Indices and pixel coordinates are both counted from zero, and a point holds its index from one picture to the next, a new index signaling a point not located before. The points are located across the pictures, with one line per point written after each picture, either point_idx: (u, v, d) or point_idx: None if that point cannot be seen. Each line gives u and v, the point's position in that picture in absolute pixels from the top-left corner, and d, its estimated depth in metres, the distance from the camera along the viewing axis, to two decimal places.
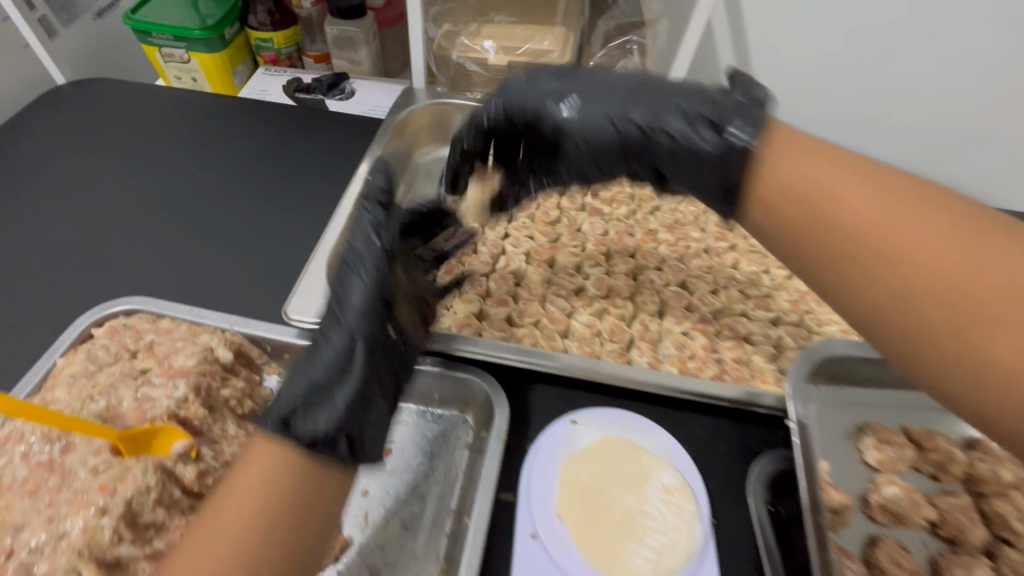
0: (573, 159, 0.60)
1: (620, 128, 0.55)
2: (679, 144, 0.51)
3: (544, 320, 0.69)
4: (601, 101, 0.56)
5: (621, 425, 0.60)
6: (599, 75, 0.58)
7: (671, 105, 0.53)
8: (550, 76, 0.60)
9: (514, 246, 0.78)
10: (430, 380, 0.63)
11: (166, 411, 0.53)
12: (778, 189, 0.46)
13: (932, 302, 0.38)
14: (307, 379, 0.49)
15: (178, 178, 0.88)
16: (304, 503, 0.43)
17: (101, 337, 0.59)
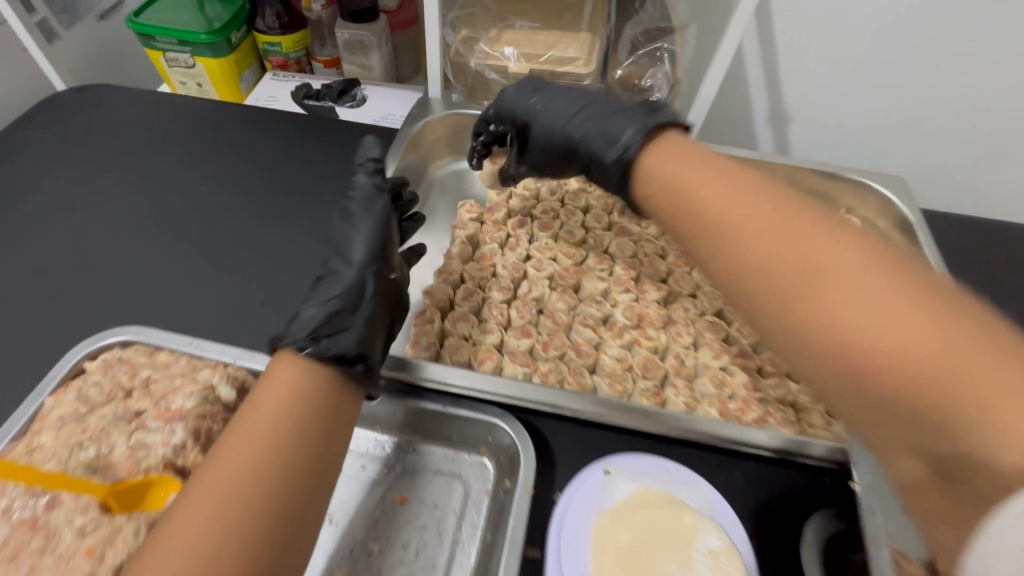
0: (535, 158, 0.69)
1: (563, 137, 0.64)
2: (601, 149, 0.59)
3: (571, 353, 0.64)
4: (556, 113, 0.65)
5: (659, 476, 0.54)
6: (559, 90, 0.67)
7: (604, 121, 0.60)
8: (523, 90, 0.69)
9: (536, 269, 0.72)
10: (449, 421, 0.58)
11: (162, 460, 0.49)
12: (662, 185, 0.49)
13: (779, 296, 0.38)
14: (320, 306, 0.54)
15: (180, 193, 0.83)
16: (321, 415, 0.47)
17: (94, 373, 0.55)
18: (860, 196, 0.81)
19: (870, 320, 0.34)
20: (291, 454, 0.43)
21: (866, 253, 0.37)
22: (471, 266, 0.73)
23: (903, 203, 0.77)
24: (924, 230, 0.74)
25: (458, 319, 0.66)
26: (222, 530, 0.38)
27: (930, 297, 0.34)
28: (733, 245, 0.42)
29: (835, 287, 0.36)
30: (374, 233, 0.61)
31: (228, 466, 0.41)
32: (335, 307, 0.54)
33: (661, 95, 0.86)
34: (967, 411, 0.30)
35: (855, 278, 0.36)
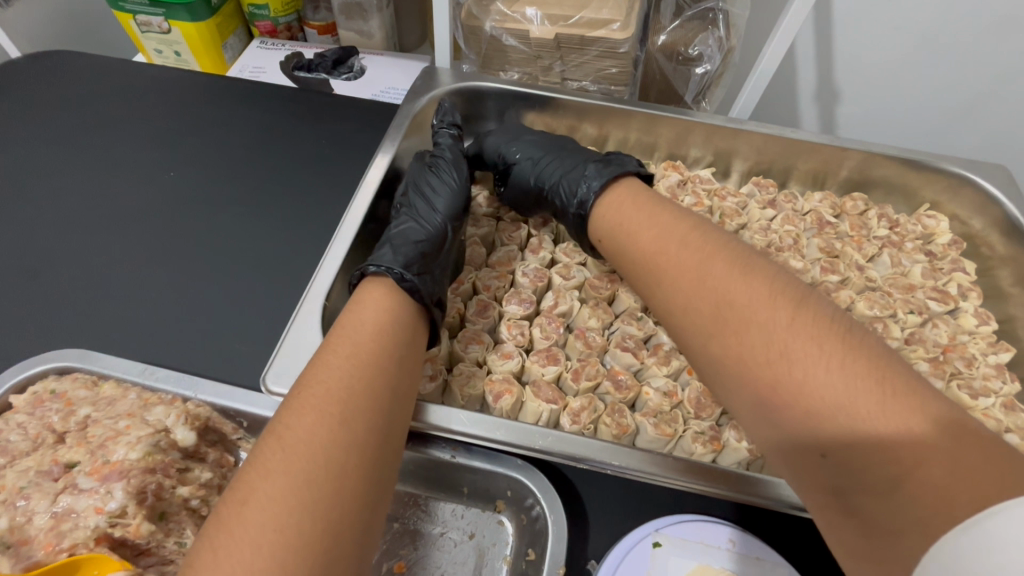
0: (511, 191, 0.67)
1: (540, 180, 0.63)
2: (569, 194, 0.61)
3: (607, 385, 0.53)
4: (536, 152, 0.66)
5: (723, 550, 0.43)
6: (530, 134, 0.68)
7: (581, 170, 0.62)
8: (504, 130, 0.70)
9: (563, 277, 0.60)
10: (461, 473, 0.47)
11: (94, 532, 0.39)
12: (614, 234, 0.56)
13: (706, 333, 0.45)
14: (408, 245, 0.55)
15: (135, 165, 0.67)
16: (401, 370, 0.45)
17: (20, 411, 0.44)
18: (952, 188, 0.67)
19: (778, 358, 0.40)
20: (392, 379, 0.44)
21: (780, 294, 0.43)
22: (485, 272, 0.61)
23: (1009, 199, 0.63)
24: None
25: (470, 340, 0.55)
26: (340, 444, 0.38)
27: (830, 332, 0.39)
28: (665, 284, 0.50)
29: (748, 323, 0.42)
30: (455, 190, 0.62)
31: (332, 386, 0.41)
32: (425, 249, 0.55)
33: (711, 66, 0.73)
34: (846, 429, 0.35)
35: (764, 317, 0.42)
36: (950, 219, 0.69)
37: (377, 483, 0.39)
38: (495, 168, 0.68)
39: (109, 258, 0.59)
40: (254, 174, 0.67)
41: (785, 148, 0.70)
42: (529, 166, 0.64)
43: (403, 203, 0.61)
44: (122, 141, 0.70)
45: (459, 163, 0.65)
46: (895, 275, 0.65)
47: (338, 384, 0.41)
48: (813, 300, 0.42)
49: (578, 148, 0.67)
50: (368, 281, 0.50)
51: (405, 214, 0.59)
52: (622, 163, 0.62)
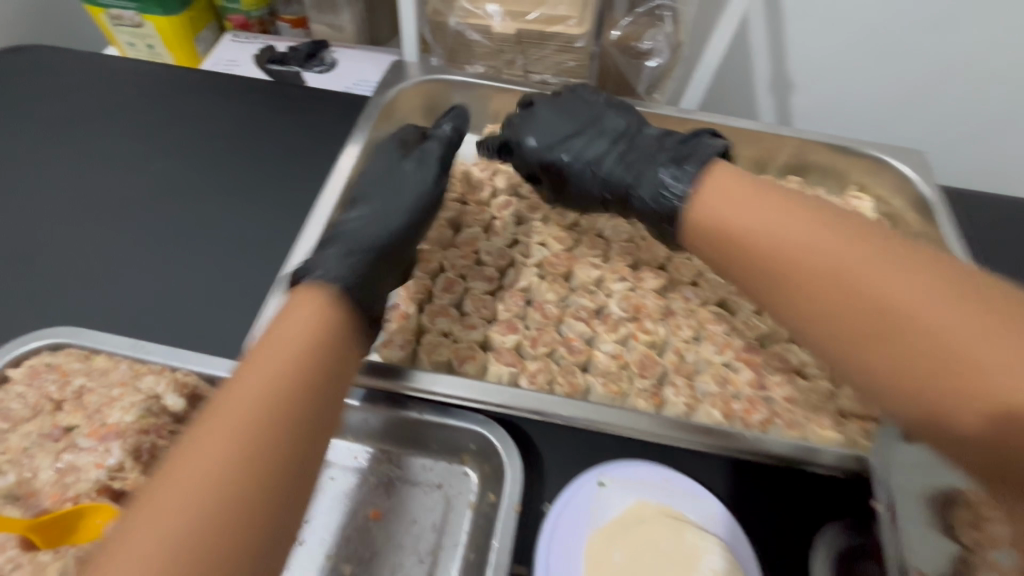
0: (582, 194, 0.63)
1: (611, 189, 0.60)
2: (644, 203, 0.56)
3: (562, 350, 0.58)
4: (593, 154, 0.60)
5: (659, 487, 0.49)
6: (579, 131, 0.62)
7: (654, 169, 0.56)
8: (532, 120, 0.63)
9: (523, 255, 0.65)
10: (429, 430, 0.53)
11: (95, 485, 0.43)
12: (721, 240, 0.47)
13: (868, 342, 0.38)
14: (357, 253, 0.50)
15: (116, 157, 0.70)
16: (320, 397, 0.40)
17: (19, 382, 0.48)
18: (874, 171, 0.75)
19: (973, 372, 0.34)
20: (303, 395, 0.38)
21: (945, 283, 0.37)
22: (452, 252, 0.64)
23: (921, 179, 0.71)
24: (943, 213, 0.69)
25: (437, 313, 0.60)
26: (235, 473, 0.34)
27: (1008, 321, 0.35)
28: (802, 291, 0.42)
29: (917, 327, 0.36)
30: (422, 190, 0.58)
31: (234, 404, 0.36)
32: (372, 256, 0.51)
33: (661, 60, 0.79)
34: None
35: (932, 319, 0.36)
36: (875, 199, 0.77)
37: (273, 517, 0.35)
38: (551, 171, 0.63)
39: (97, 247, 0.62)
40: (232, 163, 0.70)
41: (728, 136, 0.77)
42: (597, 176, 0.61)
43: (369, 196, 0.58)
44: (102, 134, 0.72)
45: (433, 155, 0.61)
46: None
47: (247, 409, 0.36)
48: (972, 281, 0.37)
49: (640, 138, 0.61)
50: (301, 289, 0.46)
51: (368, 204, 0.57)
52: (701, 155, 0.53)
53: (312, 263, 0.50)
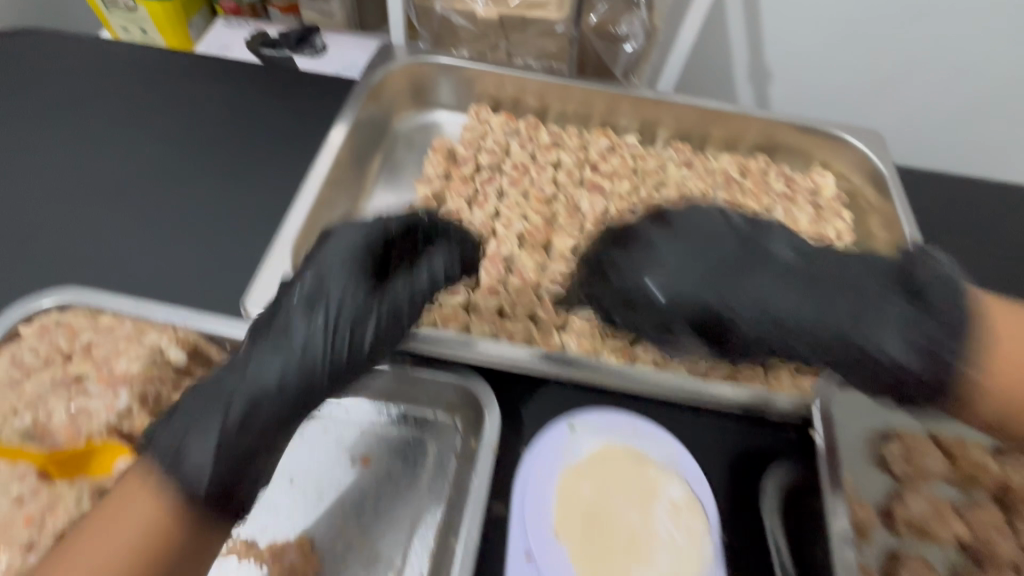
0: (743, 348, 0.47)
1: (837, 347, 0.44)
2: (911, 369, 0.43)
3: (540, 313, 0.63)
4: (781, 293, 0.45)
5: (626, 429, 0.54)
6: (733, 268, 0.46)
7: (890, 323, 0.44)
8: (652, 257, 0.47)
9: (505, 227, 0.69)
10: (413, 382, 0.56)
11: (106, 426, 0.47)
12: (1005, 395, 0.40)
13: None
14: (230, 427, 0.42)
15: (112, 134, 0.73)
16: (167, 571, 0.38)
17: (29, 337, 0.51)
18: (837, 149, 0.80)
19: None
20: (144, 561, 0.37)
21: None
22: None
23: (878, 157, 0.76)
24: (897, 185, 0.74)
25: None
26: None
27: None
28: None
29: None
30: (326, 329, 0.46)
31: None
32: (233, 453, 0.42)
33: (636, 44, 0.83)
34: None
35: None
36: (837, 177, 0.82)
37: None
38: (703, 324, 0.46)
39: (95, 216, 0.65)
40: (226, 140, 0.74)
41: (700, 116, 0.81)
42: (771, 318, 0.45)
43: (267, 328, 0.46)
44: (99, 113, 0.75)
45: (358, 276, 0.48)
46: (788, 222, 0.74)
47: None
48: None
49: (822, 260, 0.47)
50: (132, 475, 0.40)
51: (313, 327, 0.45)
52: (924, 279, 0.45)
53: (178, 441, 0.42)
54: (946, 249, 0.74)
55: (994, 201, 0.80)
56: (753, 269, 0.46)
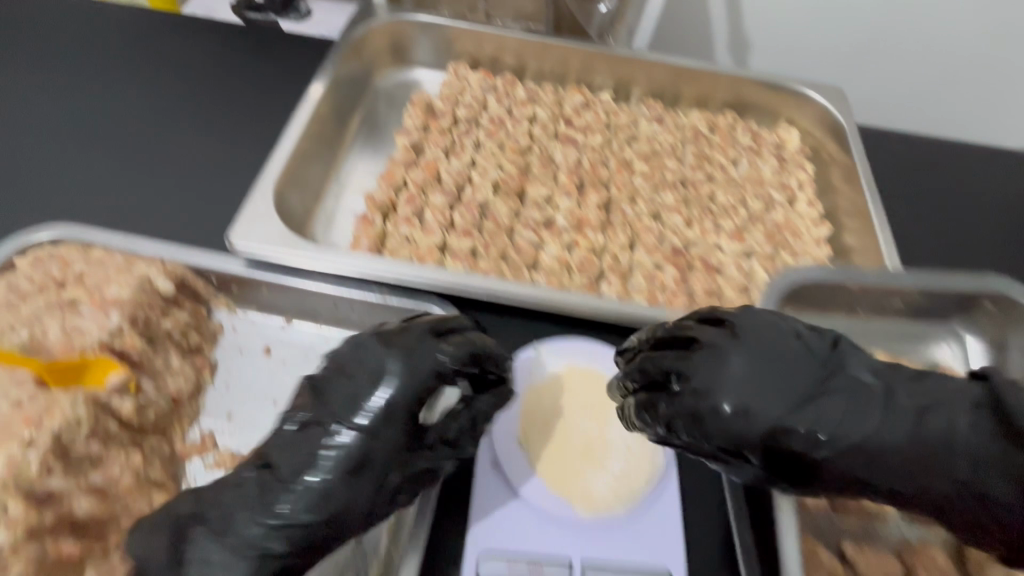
0: (835, 484, 0.40)
1: (926, 480, 0.39)
2: (1018, 508, 0.37)
3: (511, 253, 0.66)
4: (867, 423, 0.40)
5: (587, 354, 0.58)
6: (816, 391, 0.41)
7: (982, 462, 0.38)
8: (723, 374, 0.42)
9: (480, 175, 0.72)
10: (385, 312, 0.58)
11: (98, 342, 0.50)
12: None
13: None
14: (276, 538, 0.40)
15: (98, 87, 0.75)
16: None
17: (24, 267, 0.54)
18: (799, 105, 0.83)
19: None
20: None
21: None
22: (414, 171, 0.71)
23: (840, 111, 0.80)
24: (852, 132, 0.78)
25: (400, 221, 0.66)
26: None
27: None
28: None
29: None
30: (381, 442, 0.43)
31: None
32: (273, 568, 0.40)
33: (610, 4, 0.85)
34: None
35: None
36: (803, 133, 0.85)
37: None
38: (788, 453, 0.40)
39: (83, 162, 0.67)
40: (211, 93, 0.76)
41: (671, 74, 0.84)
42: (861, 454, 0.40)
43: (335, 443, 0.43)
44: (86, 68, 0.77)
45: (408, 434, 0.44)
46: (752, 173, 0.78)
47: None
48: None
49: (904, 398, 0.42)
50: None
51: (370, 478, 0.43)
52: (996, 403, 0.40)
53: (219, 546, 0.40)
54: (900, 201, 0.78)
55: (952, 154, 0.84)
56: (834, 391, 0.42)
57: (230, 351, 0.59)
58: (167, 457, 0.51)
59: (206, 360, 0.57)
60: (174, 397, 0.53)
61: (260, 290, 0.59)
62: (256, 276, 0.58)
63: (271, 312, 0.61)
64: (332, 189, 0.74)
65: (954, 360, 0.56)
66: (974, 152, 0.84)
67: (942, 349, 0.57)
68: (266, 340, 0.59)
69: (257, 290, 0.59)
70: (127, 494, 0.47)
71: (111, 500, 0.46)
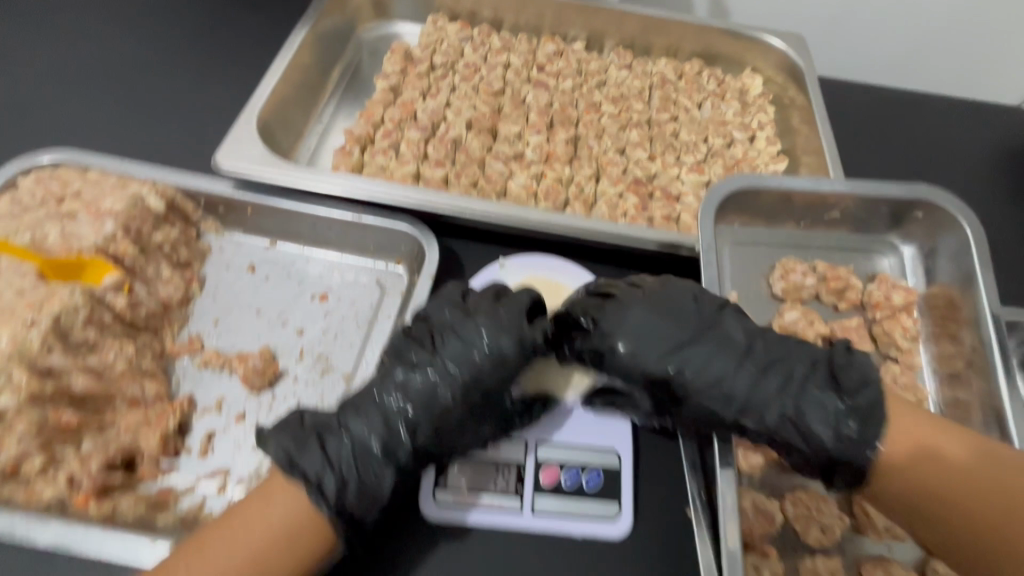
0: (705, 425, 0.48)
1: (777, 425, 0.46)
2: (813, 442, 0.45)
3: (482, 182, 0.70)
4: (733, 379, 0.47)
5: (547, 269, 0.63)
6: (694, 337, 0.48)
7: (824, 411, 0.45)
8: (624, 322, 0.50)
9: (455, 114, 0.76)
10: (363, 231, 0.63)
11: (94, 246, 0.55)
12: (912, 481, 0.43)
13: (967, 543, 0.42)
14: (372, 458, 0.46)
15: (91, 30, 0.78)
16: (276, 540, 0.42)
17: (26, 184, 0.59)
18: (763, 52, 0.86)
19: None
20: (260, 519, 0.43)
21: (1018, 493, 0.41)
22: (392, 110, 0.75)
23: (799, 55, 0.84)
24: (811, 78, 0.81)
25: (377, 153, 0.71)
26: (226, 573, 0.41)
27: None
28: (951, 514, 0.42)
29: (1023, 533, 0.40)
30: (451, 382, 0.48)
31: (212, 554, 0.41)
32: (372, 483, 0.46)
33: None
34: None
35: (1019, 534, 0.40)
36: (767, 81, 0.88)
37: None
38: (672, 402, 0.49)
39: (81, 99, 0.71)
40: (200, 37, 0.80)
41: (641, 24, 0.87)
42: (725, 401, 0.47)
43: (424, 382, 0.48)
44: (80, 12, 0.80)
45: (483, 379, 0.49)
46: (715, 115, 0.82)
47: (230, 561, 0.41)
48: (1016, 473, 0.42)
49: (776, 354, 0.48)
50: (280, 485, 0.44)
51: (472, 429, 0.49)
52: (845, 368, 0.47)
53: (320, 462, 0.45)
54: (854, 142, 0.81)
55: (911, 100, 0.87)
56: (714, 346, 0.48)
57: (216, 268, 0.63)
58: (158, 353, 0.56)
59: (195, 274, 0.61)
60: (164, 302, 0.58)
61: (246, 212, 0.63)
62: (242, 197, 0.62)
63: (256, 234, 0.65)
64: (316, 130, 0.78)
65: (889, 269, 0.61)
66: (932, 98, 0.88)
67: (879, 261, 0.61)
68: (250, 258, 0.64)
69: (243, 211, 0.63)
70: (122, 379, 0.51)
71: (107, 382, 0.51)
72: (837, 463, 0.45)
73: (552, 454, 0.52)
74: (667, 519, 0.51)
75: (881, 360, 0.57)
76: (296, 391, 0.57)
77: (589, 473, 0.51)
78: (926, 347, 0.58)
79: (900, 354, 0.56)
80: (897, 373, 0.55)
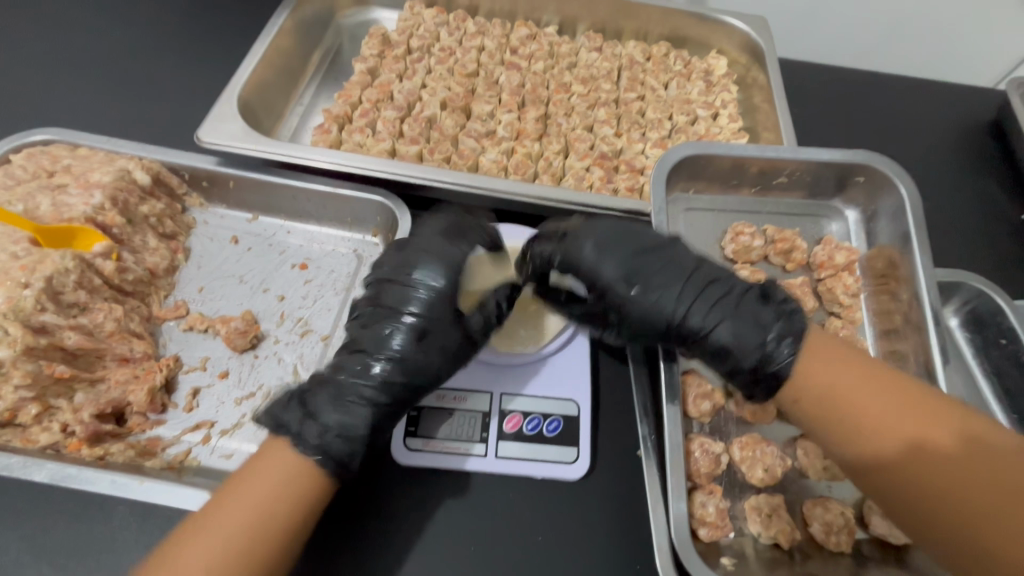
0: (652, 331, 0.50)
1: (713, 334, 0.48)
2: (746, 344, 0.46)
3: (454, 157, 0.74)
4: (681, 290, 0.49)
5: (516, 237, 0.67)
6: (650, 254, 0.51)
7: (755, 321, 0.47)
8: (590, 236, 0.52)
9: (429, 95, 0.79)
10: (340, 203, 0.66)
11: (84, 215, 0.57)
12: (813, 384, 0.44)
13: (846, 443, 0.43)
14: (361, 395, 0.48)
15: (78, 17, 0.81)
16: (279, 490, 0.43)
17: (17, 159, 0.62)
18: (728, 34, 0.90)
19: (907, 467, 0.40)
20: (257, 479, 0.43)
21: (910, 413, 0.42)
22: (370, 91, 0.79)
23: (761, 37, 0.87)
24: (771, 58, 0.85)
25: (354, 132, 0.74)
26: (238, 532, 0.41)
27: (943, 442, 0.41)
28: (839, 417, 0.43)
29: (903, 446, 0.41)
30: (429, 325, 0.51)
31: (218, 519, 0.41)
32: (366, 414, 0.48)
33: None
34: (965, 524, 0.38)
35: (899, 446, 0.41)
36: (732, 63, 0.92)
37: (276, 533, 0.42)
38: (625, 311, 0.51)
39: (70, 83, 0.74)
40: (183, 22, 0.82)
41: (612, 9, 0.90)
42: (672, 308, 0.49)
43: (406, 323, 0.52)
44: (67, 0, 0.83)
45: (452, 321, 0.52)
46: (679, 95, 0.85)
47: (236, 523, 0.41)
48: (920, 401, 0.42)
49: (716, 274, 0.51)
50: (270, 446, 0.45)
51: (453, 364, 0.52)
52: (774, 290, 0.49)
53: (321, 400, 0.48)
54: (812, 119, 0.85)
55: (869, 80, 0.91)
56: (666, 262, 0.51)
57: (201, 240, 0.67)
58: (145, 317, 0.59)
59: (180, 245, 0.65)
60: (151, 269, 0.61)
61: (228, 186, 0.67)
62: (224, 171, 0.65)
63: (240, 208, 0.69)
64: (296, 111, 0.81)
65: (833, 232, 0.65)
66: (891, 77, 0.92)
67: (824, 226, 0.65)
68: (234, 230, 0.68)
69: (225, 184, 0.66)
70: (111, 338, 0.55)
71: (98, 341, 0.54)
72: (764, 365, 0.46)
73: (515, 404, 0.56)
74: (621, 462, 0.55)
75: (825, 317, 0.61)
76: (277, 351, 0.60)
77: (549, 420, 0.55)
78: (866, 304, 0.62)
79: (842, 310, 0.60)
80: (839, 327, 0.59)
